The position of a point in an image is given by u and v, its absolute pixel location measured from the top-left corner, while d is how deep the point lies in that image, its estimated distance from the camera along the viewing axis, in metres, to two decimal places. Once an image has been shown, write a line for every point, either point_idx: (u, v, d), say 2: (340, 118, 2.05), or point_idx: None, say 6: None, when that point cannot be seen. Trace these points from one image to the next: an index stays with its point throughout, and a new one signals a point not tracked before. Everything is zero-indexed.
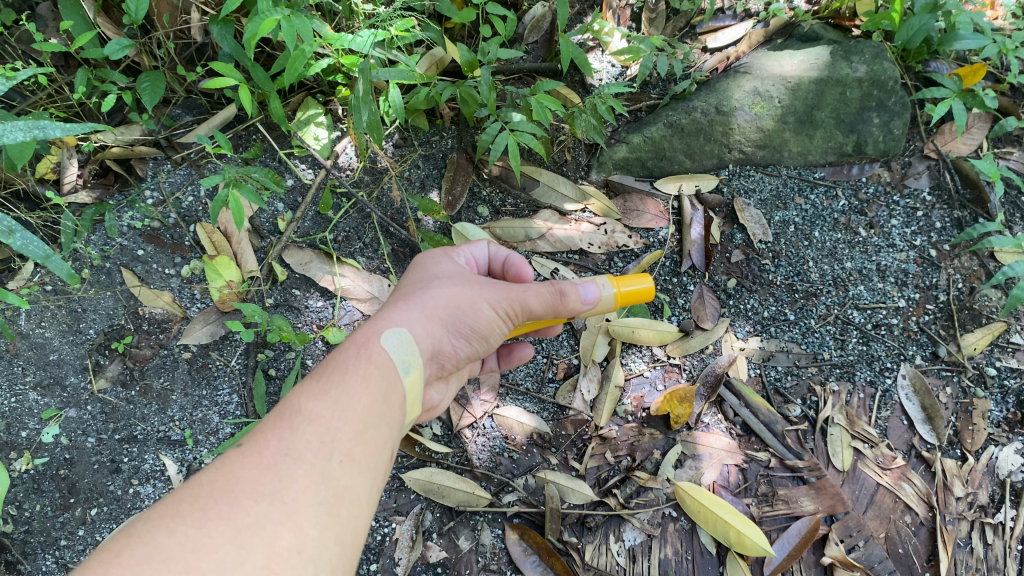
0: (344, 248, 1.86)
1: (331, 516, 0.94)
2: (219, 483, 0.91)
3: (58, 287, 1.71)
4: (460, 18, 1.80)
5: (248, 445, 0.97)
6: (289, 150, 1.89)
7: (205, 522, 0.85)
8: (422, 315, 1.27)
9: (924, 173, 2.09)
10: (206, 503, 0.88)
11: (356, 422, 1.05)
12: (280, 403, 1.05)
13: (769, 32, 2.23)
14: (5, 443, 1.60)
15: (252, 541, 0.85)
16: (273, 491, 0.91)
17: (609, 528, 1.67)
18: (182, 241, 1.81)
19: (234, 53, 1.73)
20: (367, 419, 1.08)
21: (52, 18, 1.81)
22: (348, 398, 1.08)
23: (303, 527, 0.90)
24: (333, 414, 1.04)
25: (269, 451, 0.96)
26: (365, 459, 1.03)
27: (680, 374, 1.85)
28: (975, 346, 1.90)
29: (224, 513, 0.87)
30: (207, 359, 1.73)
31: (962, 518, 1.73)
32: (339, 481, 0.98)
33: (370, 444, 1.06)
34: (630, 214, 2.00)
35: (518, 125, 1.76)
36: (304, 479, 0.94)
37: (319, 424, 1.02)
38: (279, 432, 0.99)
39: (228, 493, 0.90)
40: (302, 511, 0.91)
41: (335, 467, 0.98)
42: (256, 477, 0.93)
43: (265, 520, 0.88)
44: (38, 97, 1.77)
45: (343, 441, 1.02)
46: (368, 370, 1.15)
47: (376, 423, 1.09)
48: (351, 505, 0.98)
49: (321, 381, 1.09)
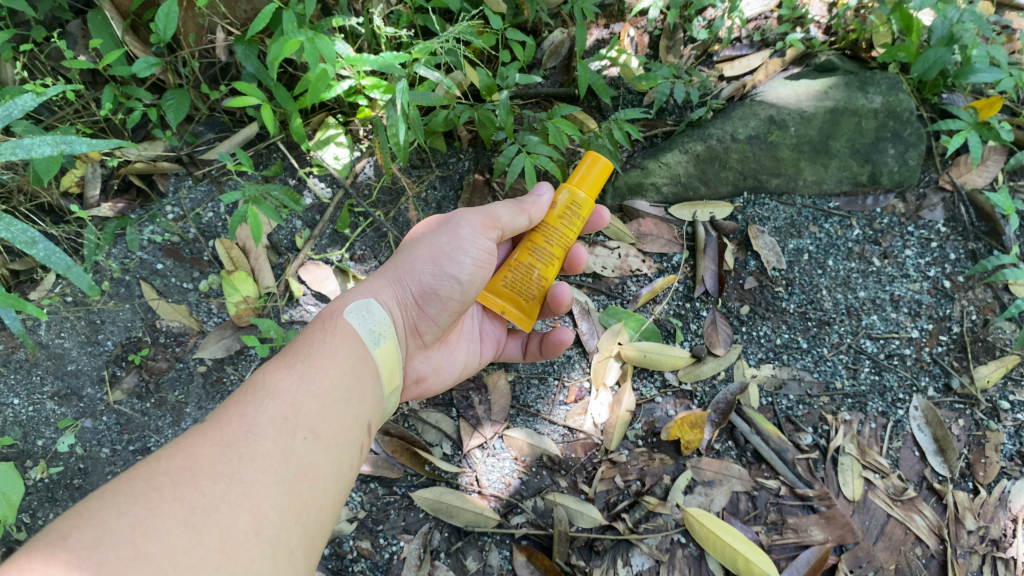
0: (361, 266, 1.88)
1: (292, 496, 0.99)
2: (176, 459, 0.95)
3: (78, 299, 1.75)
4: (481, 43, 1.83)
5: (211, 420, 1.03)
6: (308, 169, 1.92)
7: (160, 504, 0.87)
8: (391, 283, 1.41)
9: (939, 205, 2.10)
10: (164, 480, 0.91)
11: (321, 399, 1.13)
12: (249, 379, 1.13)
13: (786, 62, 2.21)
14: (21, 451, 1.62)
15: (208, 524, 0.88)
16: (231, 469, 0.96)
17: (617, 553, 1.66)
18: (201, 256, 1.84)
19: (258, 73, 1.76)
20: (335, 396, 1.16)
21: (81, 36, 1.85)
22: (314, 374, 1.16)
23: (262, 510, 0.94)
24: (296, 390, 1.12)
25: (232, 427, 1.02)
26: (329, 436, 1.11)
27: (691, 400, 1.86)
28: (988, 379, 1.90)
29: (179, 488, 0.90)
30: (222, 374, 1.75)
31: (974, 551, 1.72)
32: (299, 457, 1.04)
33: (335, 419, 1.14)
34: (644, 239, 2.02)
35: (535, 148, 1.78)
36: (265, 456, 1.00)
37: (280, 400, 1.09)
38: (242, 408, 1.06)
39: (188, 470, 0.93)
40: (261, 490, 0.96)
41: (296, 446, 1.04)
42: (215, 455, 0.97)
43: (221, 501, 0.91)
44: (65, 112, 1.81)
45: (305, 416, 1.09)
46: (336, 346, 1.25)
47: (343, 399, 1.17)
48: (312, 483, 1.03)
49: (289, 358, 1.18)
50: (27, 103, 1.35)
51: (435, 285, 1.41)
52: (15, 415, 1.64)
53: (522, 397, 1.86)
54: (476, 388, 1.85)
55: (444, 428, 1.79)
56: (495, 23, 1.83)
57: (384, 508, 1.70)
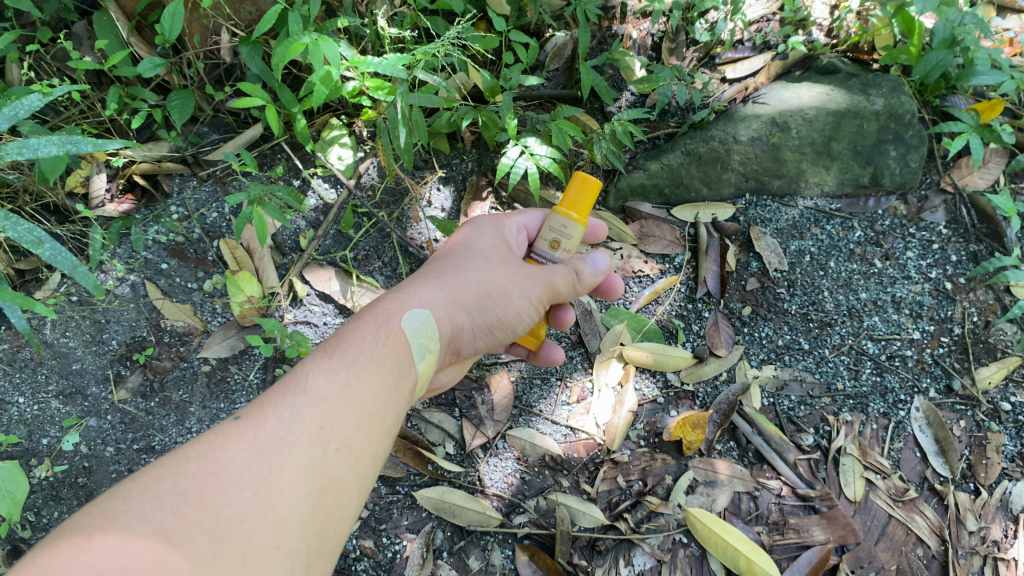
0: (364, 266, 1.89)
1: (316, 508, 0.98)
2: (207, 462, 0.95)
3: (83, 298, 1.76)
4: (484, 45, 1.82)
5: (248, 421, 1.02)
6: (312, 170, 1.93)
7: (184, 510, 0.88)
8: (446, 289, 1.34)
9: (941, 207, 2.10)
10: (190, 485, 0.91)
11: (360, 411, 1.11)
12: (291, 378, 1.11)
13: (788, 64, 2.23)
14: (26, 450, 1.62)
15: (229, 537, 0.88)
16: (261, 479, 0.96)
17: (619, 553, 1.67)
18: (205, 256, 1.85)
19: (263, 74, 1.77)
20: (373, 407, 1.14)
21: (87, 37, 1.86)
22: (356, 383, 1.14)
23: (286, 522, 0.94)
24: (337, 399, 1.10)
25: (266, 431, 1.01)
26: (362, 448, 1.09)
27: (694, 401, 1.86)
28: (989, 380, 1.90)
29: (205, 497, 0.91)
30: (226, 373, 1.76)
31: (975, 552, 1.72)
32: (331, 471, 1.02)
33: (370, 431, 1.12)
34: (647, 240, 2.03)
35: (538, 150, 1.79)
36: (296, 466, 0.99)
37: (319, 408, 1.07)
38: (279, 412, 1.05)
39: (216, 476, 0.94)
40: (286, 501, 0.95)
41: (328, 458, 1.03)
42: (245, 461, 0.97)
43: (246, 512, 0.91)
44: (70, 113, 1.82)
45: (342, 428, 1.07)
46: (382, 352, 1.21)
47: (381, 411, 1.15)
48: (339, 497, 1.02)
49: (333, 359, 1.16)
50: (34, 103, 1.37)
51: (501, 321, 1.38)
52: (20, 414, 1.65)
53: (525, 396, 1.86)
54: (479, 389, 1.85)
55: (447, 428, 1.80)
56: (499, 25, 1.83)
57: (387, 508, 1.70)
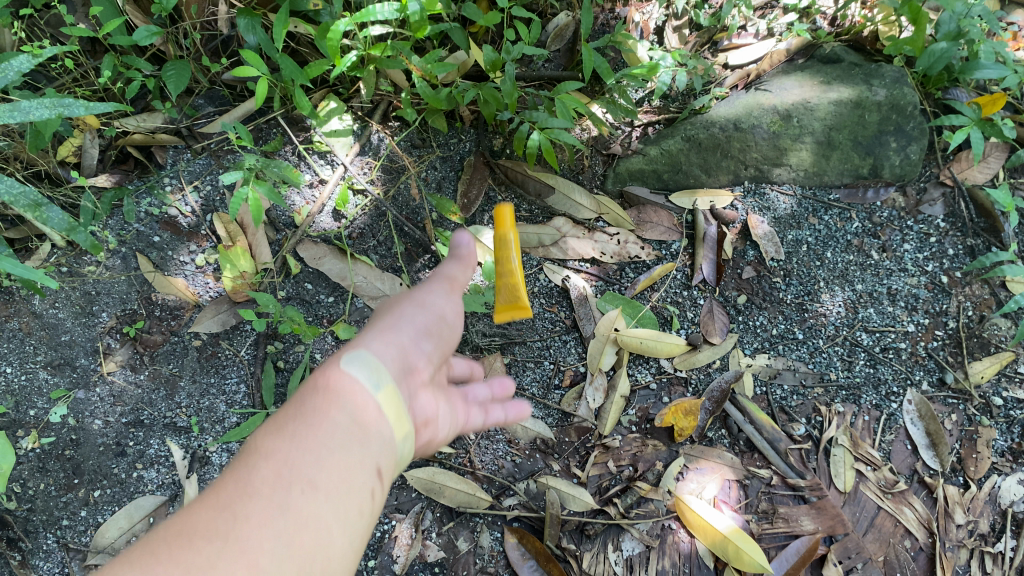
0: (359, 245, 1.86)
1: (292, 550, 0.87)
2: (169, 536, 0.86)
3: (73, 269, 1.71)
4: (485, 21, 1.79)
5: (209, 488, 0.92)
6: (308, 145, 1.88)
7: (151, 567, 0.81)
8: (378, 330, 1.18)
9: (939, 200, 2.10)
10: (160, 545, 0.85)
11: (325, 450, 0.97)
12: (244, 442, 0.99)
13: (791, 52, 2.20)
14: (12, 421, 1.61)
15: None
16: (227, 527, 0.86)
17: (608, 537, 1.70)
18: (198, 229, 1.81)
19: (261, 44, 1.75)
20: (342, 441, 1.00)
21: (81, 3, 1.82)
22: (308, 424, 0.99)
23: (257, 565, 0.84)
24: (295, 442, 0.97)
25: (225, 492, 0.91)
26: (334, 485, 0.95)
27: (686, 388, 1.87)
28: (982, 374, 1.92)
29: (166, 561, 0.82)
30: (216, 348, 1.74)
31: (962, 545, 1.76)
32: (297, 508, 0.91)
33: (343, 463, 0.98)
34: (643, 226, 2.01)
35: (547, 122, 1.80)
36: (261, 514, 0.88)
37: (274, 457, 0.95)
38: (237, 472, 0.93)
39: (178, 538, 0.85)
40: (257, 543, 0.86)
41: (292, 496, 0.91)
42: (207, 517, 0.87)
43: (218, 557, 0.83)
44: (64, 80, 1.79)
45: (305, 467, 0.94)
46: (330, 389, 1.05)
47: (348, 445, 1.00)
48: (315, 533, 0.91)
49: (279, 417, 1.01)
50: (23, 65, 1.37)
51: (433, 323, 1.26)
52: (7, 383, 1.63)
53: (518, 379, 1.84)
54: None
55: None
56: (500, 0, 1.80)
57: None
